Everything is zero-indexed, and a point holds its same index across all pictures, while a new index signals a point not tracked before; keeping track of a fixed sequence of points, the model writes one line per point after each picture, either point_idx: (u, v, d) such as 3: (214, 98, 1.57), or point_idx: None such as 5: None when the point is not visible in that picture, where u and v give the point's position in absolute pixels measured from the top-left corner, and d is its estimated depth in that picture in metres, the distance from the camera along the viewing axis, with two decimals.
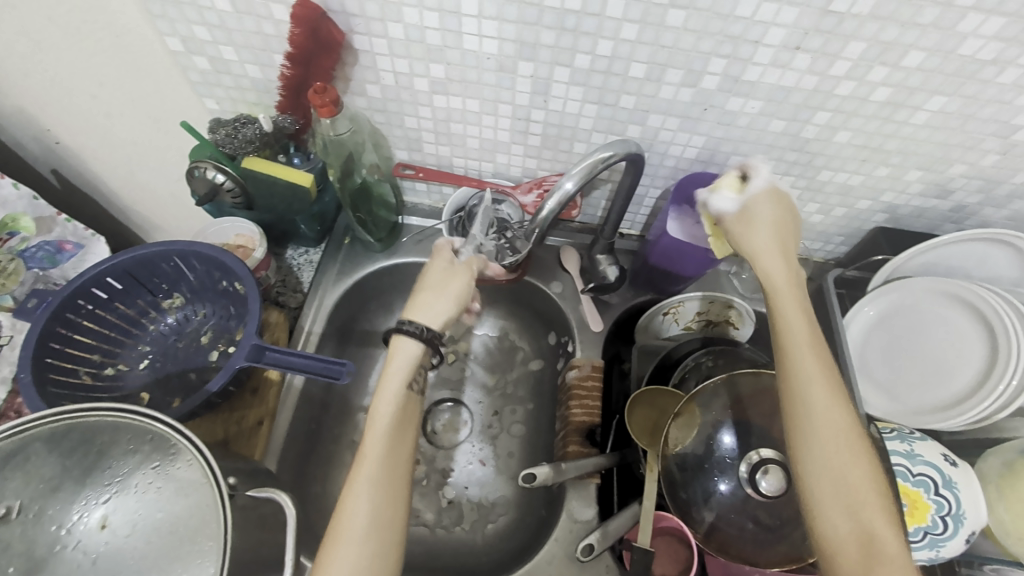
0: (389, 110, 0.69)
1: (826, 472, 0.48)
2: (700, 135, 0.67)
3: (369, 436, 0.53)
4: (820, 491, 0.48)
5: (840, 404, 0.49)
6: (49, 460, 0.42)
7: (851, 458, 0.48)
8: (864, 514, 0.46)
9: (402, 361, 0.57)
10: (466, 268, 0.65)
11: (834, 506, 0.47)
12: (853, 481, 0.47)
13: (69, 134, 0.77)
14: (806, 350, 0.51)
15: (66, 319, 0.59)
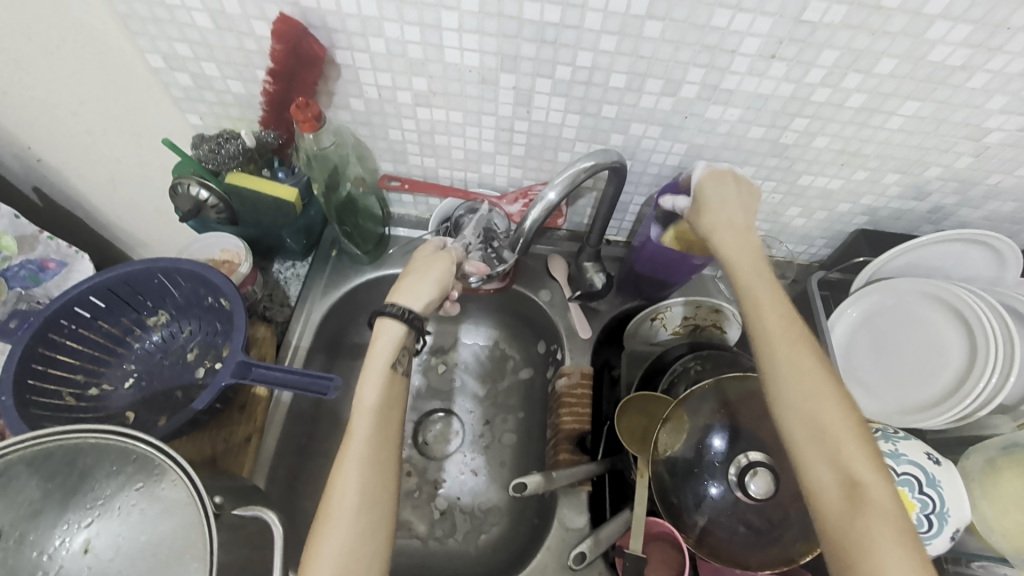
0: (374, 122, 0.69)
1: (804, 424, 0.48)
2: (681, 143, 0.68)
3: (356, 416, 0.52)
4: (802, 444, 0.48)
5: (807, 357, 0.50)
6: (29, 484, 0.41)
7: (828, 406, 0.48)
8: (847, 461, 0.46)
9: (387, 345, 0.57)
10: (446, 254, 0.65)
11: (817, 458, 0.47)
12: (832, 430, 0.47)
13: (50, 152, 0.77)
14: (768, 310, 0.52)
15: (47, 339, 0.58)
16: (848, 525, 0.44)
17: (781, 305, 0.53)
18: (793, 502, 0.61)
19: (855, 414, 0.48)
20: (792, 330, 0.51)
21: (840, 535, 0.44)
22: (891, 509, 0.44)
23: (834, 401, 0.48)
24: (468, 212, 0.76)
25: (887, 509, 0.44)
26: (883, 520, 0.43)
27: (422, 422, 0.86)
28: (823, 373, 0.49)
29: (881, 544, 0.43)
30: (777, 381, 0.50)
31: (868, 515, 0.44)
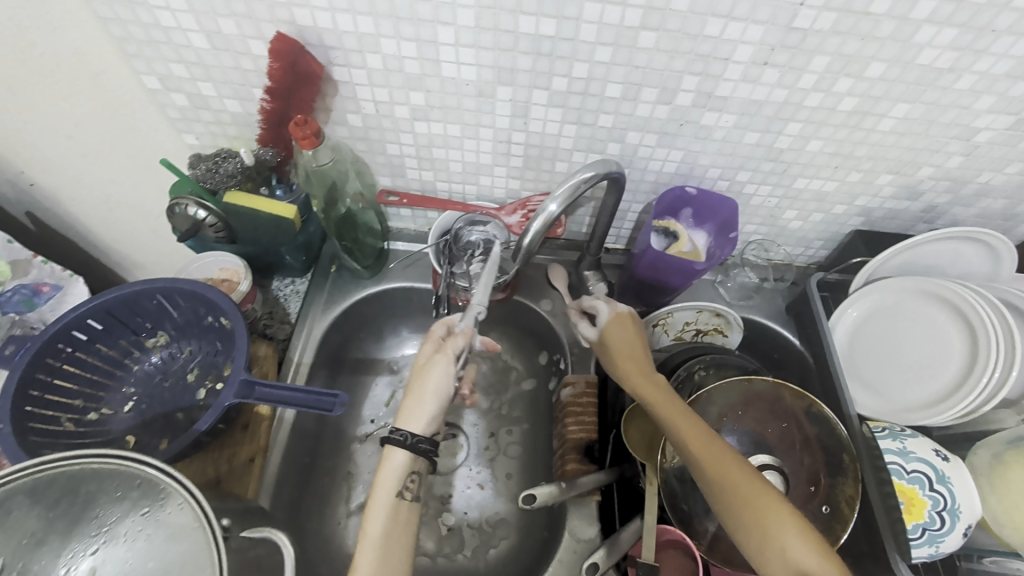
0: (371, 138, 0.69)
1: (738, 520, 0.52)
2: (678, 150, 0.69)
3: (360, 553, 0.51)
4: (744, 538, 0.51)
5: (719, 448, 0.55)
6: (30, 515, 0.40)
7: (751, 497, 0.52)
8: (787, 548, 0.49)
9: (391, 479, 0.55)
10: (442, 353, 0.60)
11: (760, 551, 0.50)
12: (764, 518, 0.51)
13: (44, 177, 0.76)
14: (674, 417, 0.58)
15: (46, 364, 0.57)
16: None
17: (682, 407, 0.59)
18: (804, 506, 0.63)
19: (777, 495, 0.52)
20: (698, 428, 0.56)
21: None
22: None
23: (754, 488, 0.52)
24: (467, 224, 0.75)
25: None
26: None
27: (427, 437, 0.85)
28: (737, 464, 0.54)
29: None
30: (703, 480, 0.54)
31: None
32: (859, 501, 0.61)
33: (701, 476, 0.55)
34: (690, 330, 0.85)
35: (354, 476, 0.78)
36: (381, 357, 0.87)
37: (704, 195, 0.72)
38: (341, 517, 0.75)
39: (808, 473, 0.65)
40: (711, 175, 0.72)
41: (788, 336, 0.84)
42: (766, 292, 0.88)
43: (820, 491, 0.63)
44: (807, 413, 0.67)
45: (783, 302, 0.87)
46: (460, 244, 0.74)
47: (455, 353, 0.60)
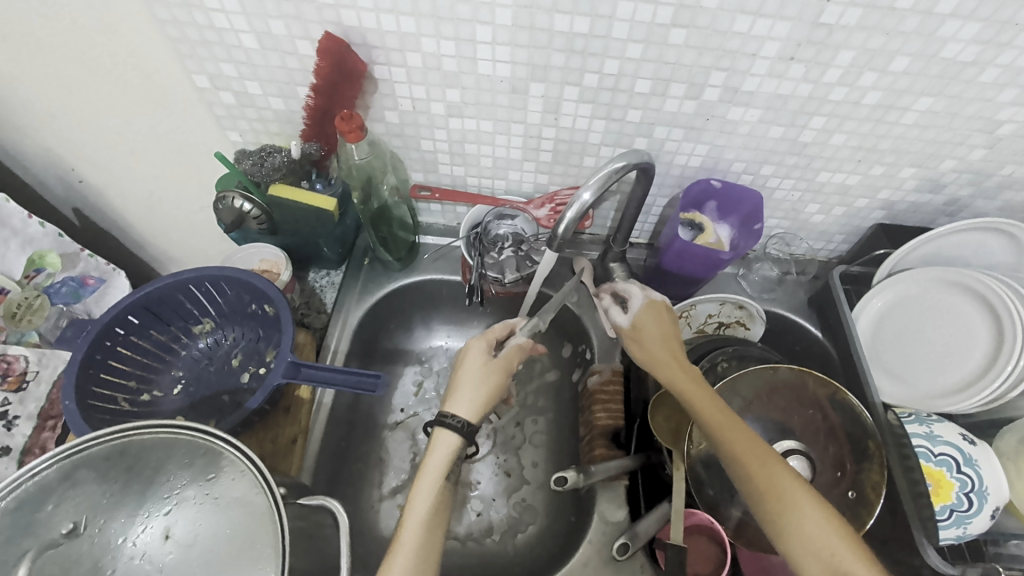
0: (406, 134, 0.72)
1: (791, 536, 0.52)
2: (703, 144, 0.70)
3: (406, 528, 0.52)
4: (799, 554, 0.52)
5: (776, 468, 0.54)
6: (109, 477, 0.43)
7: (807, 516, 0.52)
8: (841, 565, 0.50)
9: (440, 458, 0.57)
10: (499, 362, 0.64)
11: (811, 566, 0.51)
12: (820, 537, 0.51)
13: (92, 173, 0.80)
14: (729, 432, 0.56)
15: (104, 346, 0.60)
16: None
17: (738, 423, 0.57)
18: (830, 491, 0.64)
19: (830, 514, 0.52)
20: (756, 446, 0.55)
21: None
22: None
23: (810, 507, 0.52)
24: (496, 218, 0.79)
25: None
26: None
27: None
28: (794, 484, 0.53)
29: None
30: (757, 497, 0.54)
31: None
32: (886, 487, 0.61)
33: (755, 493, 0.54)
34: (712, 322, 0.86)
35: (385, 462, 0.80)
36: (410, 348, 0.90)
37: (729, 188, 0.74)
38: (374, 501, 0.77)
39: (834, 460, 0.65)
40: (735, 169, 0.74)
41: (810, 328, 0.86)
42: (788, 284, 0.89)
43: (846, 478, 0.63)
44: (830, 401, 0.67)
45: (804, 295, 0.89)
46: (489, 237, 0.78)
47: (512, 366, 0.65)
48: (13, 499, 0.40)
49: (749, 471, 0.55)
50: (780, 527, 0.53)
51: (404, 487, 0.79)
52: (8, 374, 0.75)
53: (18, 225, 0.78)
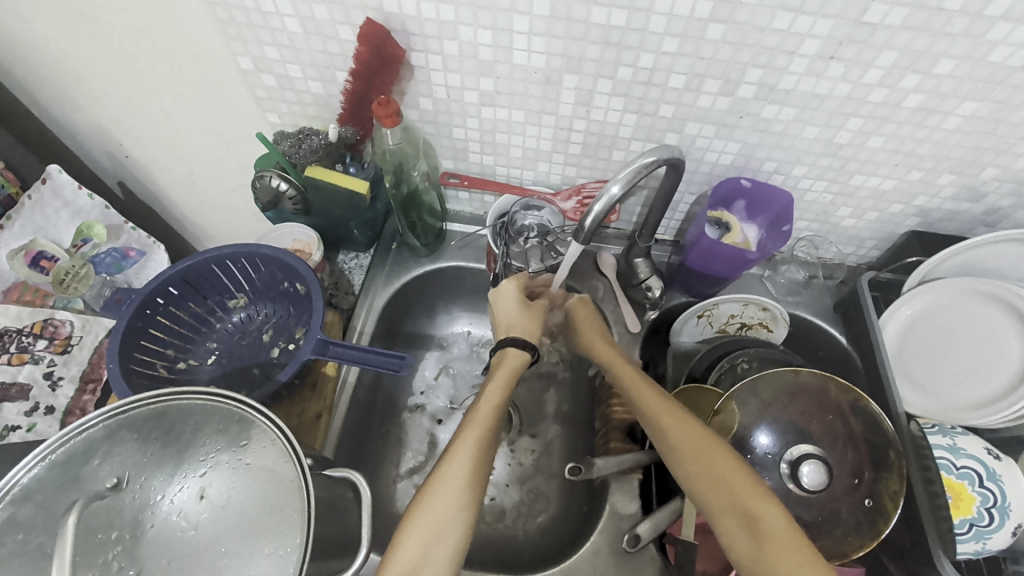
0: (439, 121, 0.73)
1: (704, 483, 0.57)
2: (735, 142, 0.70)
3: (467, 430, 0.57)
4: (709, 500, 0.57)
5: (687, 425, 0.60)
6: (149, 438, 0.44)
7: (715, 465, 0.57)
8: (748, 506, 0.55)
9: (510, 364, 0.65)
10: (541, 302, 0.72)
11: (720, 511, 0.56)
12: (727, 483, 0.56)
13: (138, 150, 0.83)
14: (648, 399, 0.63)
15: (145, 314, 0.63)
16: (760, 558, 0.53)
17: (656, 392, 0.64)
18: (846, 498, 0.62)
19: (737, 461, 0.57)
20: (671, 408, 0.61)
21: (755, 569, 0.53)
22: (786, 532, 0.53)
23: (717, 455, 0.57)
24: (523, 209, 0.78)
25: (782, 533, 0.53)
26: (781, 546, 0.53)
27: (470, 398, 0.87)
28: (702, 437, 0.59)
29: (788, 567, 0.52)
30: (671, 453, 0.60)
31: (769, 544, 0.53)
32: (904, 497, 0.61)
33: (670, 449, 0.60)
34: (734, 323, 0.86)
35: (404, 442, 0.82)
36: (432, 334, 0.91)
37: (759, 188, 0.74)
38: (391, 480, 0.80)
39: (852, 467, 0.64)
40: (766, 169, 0.73)
41: (835, 333, 0.84)
42: (815, 288, 0.88)
43: (864, 485, 0.63)
44: (852, 408, 0.66)
45: (831, 300, 0.87)
46: (515, 227, 0.77)
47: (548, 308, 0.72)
48: (61, 452, 0.42)
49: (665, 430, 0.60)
50: (693, 478, 0.58)
51: (421, 468, 0.81)
52: (55, 337, 0.80)
53: (69, 196, 0.82)
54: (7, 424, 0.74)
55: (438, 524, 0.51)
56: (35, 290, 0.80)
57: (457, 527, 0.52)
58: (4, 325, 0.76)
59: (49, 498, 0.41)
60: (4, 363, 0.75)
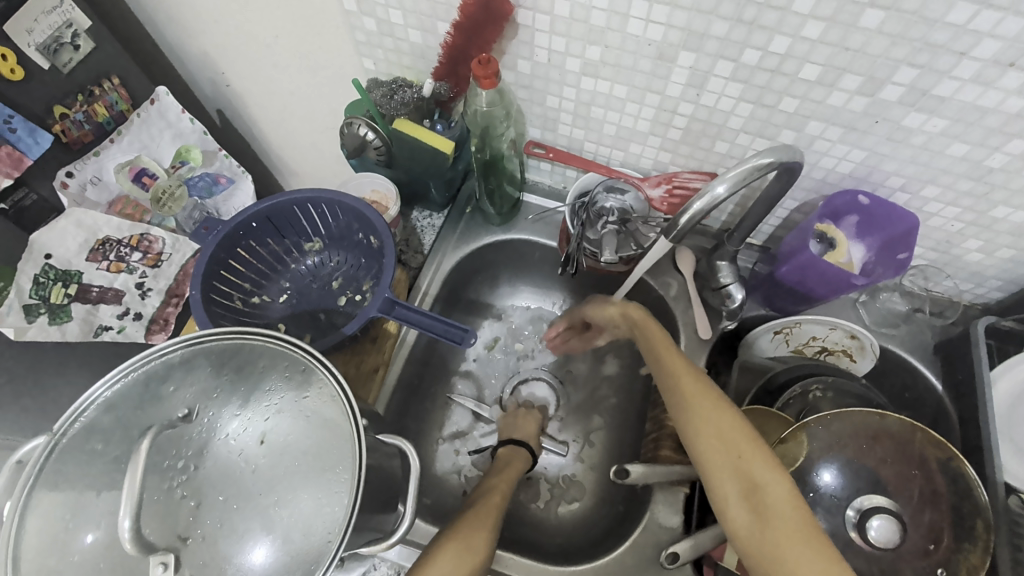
0: (535, 86, 0.69)
1: (710, 451, 0.56)
2: (861, 149, 0.61)
3: (479, 537, 0.57)
4: (711, 463, 0.56)
5: (704, 388, 0.61)
6: (220, 375, 0.46)
7: (724, 428, 0.56)
8: (751, 472, 0.53)
9: (516, 469, 0.72)
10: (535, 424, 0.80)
11: (719, 476, 0.55)
12: (733, 448, 0.55)
13: (238, 81, 0.85)
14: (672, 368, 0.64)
15: (228, 247, 0.65)
16: (757, 530, 0.52)
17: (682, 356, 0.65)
18: (914, 560, 0.57)
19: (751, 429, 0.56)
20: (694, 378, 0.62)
21: (751, 545, 0.52)
22: (788, 505, 0.51)
23: (727, 419, 0.57)
24: (606, 190, 0.74)
25: (783, 506, 0.51)
26: (782, 524, 0.50)
27: (520, 374, 0.87)
28: (714, 400, 0.59)
29: (784, 544, 0.50)
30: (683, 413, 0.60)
31: (767, 514, 0.51)
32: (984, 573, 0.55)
33: (683, 409, 0.61)
34: (815, 346, 0.78)
35: (451, 406, 0.83)
36: (492, 302, 0.90)
37: (880, 206, 0.65)
38: (434, 440, 0.81)
39: (928, 529, 0.58)
40: (890, 184, 0.64)
41: (930, 377, 0.75)
42: (916, 323, 0.78)
43: (940, 552, 0.57)
44: (942, 465, 0.60)
45: (932, 339, 0.77)
46: (595, 208, 0.73)
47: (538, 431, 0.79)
48: (143, 371, 0.45)
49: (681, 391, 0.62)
50: (698, 439, 0.58)
51: (463, 434, 0.82)
52: (148, 252, 0.84)
53: (173, 118, 0.85)
54: (102, 324, 0.80)
55: None
56: (135, 205, 0.84)
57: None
58: (108, 235, 0.81)
59: (128, 414, 0.44)
60: (103, 269, 0.80)
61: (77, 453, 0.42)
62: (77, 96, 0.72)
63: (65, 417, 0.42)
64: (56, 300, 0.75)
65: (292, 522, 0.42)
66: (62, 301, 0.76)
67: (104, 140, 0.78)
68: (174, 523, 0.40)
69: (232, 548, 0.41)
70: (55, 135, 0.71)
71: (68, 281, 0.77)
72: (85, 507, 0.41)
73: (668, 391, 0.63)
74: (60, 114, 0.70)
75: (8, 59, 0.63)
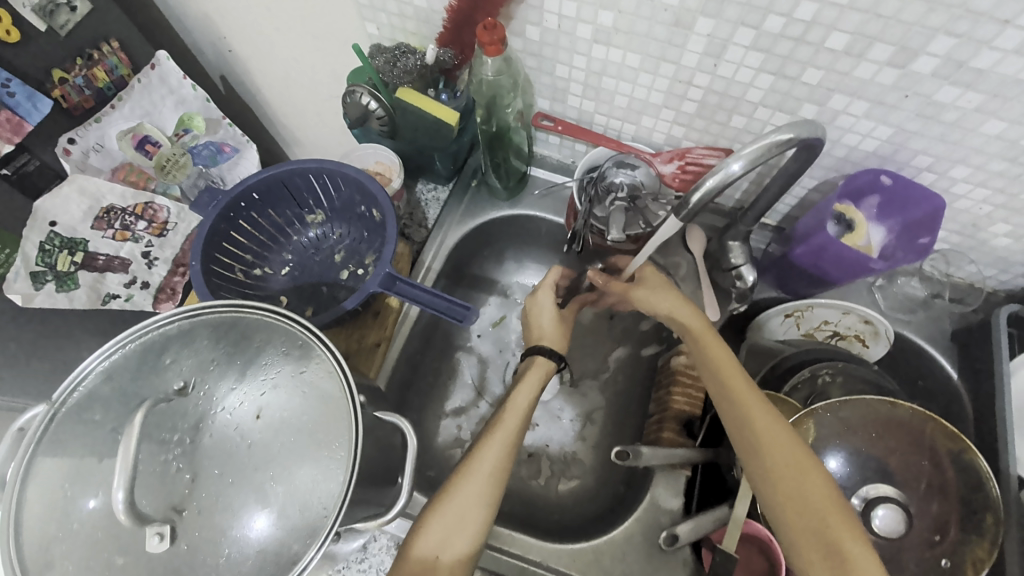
0: (544, 55, 0.66)
1: (790, 507, 0.51)
2: (888, 125, 0.58)
3: (464, 480, 0.54)
4: (792, 526, 0.51)
5: (785, 438, 0.53)
6: (215, 348, 0.46)
7: (805, 484, 0.51)
8: (837, 539, 0.49)
9: (536, 375, 0.64)
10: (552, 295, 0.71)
11: (807, 547, 0.50)
12: (822, 516, 0.50)
13: (241, 45, 0.83)
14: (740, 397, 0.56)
15: (229, 218, 0.65)
16: None
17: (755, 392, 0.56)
18: (918, 550, 0.56)
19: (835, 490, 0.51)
20: (768, 413, 0.54)
21: None
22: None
23: (807, 471, 0.52)
24: (615, 165, 0.70)
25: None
26: None
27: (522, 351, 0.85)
28: (794, 446, 0.52)
29: None
30: (761, 466, 0.53)
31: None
32: (990, 566, 0.54)
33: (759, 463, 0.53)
34: (826, 330, 0.76)
35: (454, 381, 0.83)
36: (497, 279, 0.89)
37: (904, 186, 0.62)
38: (437, 415, 0.81)
39: (935, 521, 0.57)
40: (917, 164, 0.61)
41: (946, 365, 0.73)
42: (934, 309, 0.75)
43: (945, 543, 0.56)
44: (953, 457, 0.58)
45: (950, 326, 0.74)
46: (603, 184, 0.70)
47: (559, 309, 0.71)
48: (139, 343, 0.45)
49: (759, 440, 0.53)
50: (781, 501, 0.52)
51: (466, 410, 0.82)
52: (153, 221, 0.84)
53: (175, 84, 0.84)
54: (110, 292, 0.80)
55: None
56: (140, 172, 0.84)
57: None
58: (112, 203, 0.80)
59: (124, 384, 0.44)
60: (109, 237, 0.80)
61: (74, 422, 0.42)
62: (75, 60, 0.70)
63: (63, 387, 0.42)
64: (62, 268, 0.75)
65: (289, 497, 0.42)
66: (68, 269, 0.76)
67: (105, 106, 0.77)
68: (171, 496, 0.41)
69: (229, 522, 0.41)
70: (55, 101, 0.70)
71: (74, 249, 0.77)
72: (83, 477, 0.41)
73: (740, 436, 0.55)
74: (59, 78, 0.69)
75: (3, 20, 0.62)
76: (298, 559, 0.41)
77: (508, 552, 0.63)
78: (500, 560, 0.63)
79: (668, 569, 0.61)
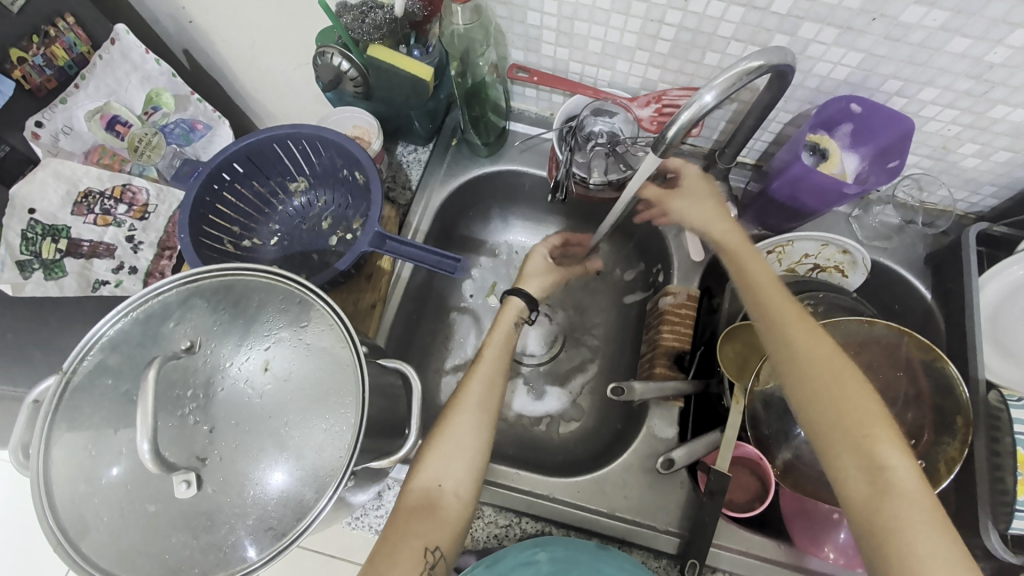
0: (513, 2, 0.65)
1: (824, 413, 0.49)
2: (857, 51, 0.59)
3: (458, 413, 0.57)
4: (824, 432, 0.49)
5: (825, 351, 0.52)
6: (214, 311, 0.47)
7: (844, 391, 0.49)
8: (872, 447, 0.47)
9: (511, 313, 0.67)
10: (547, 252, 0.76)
11: (842, 454, 0.48)
12: (859, 423, 0.48)
13: (201, 16, 0.79)
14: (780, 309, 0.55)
15: (212, 190, 0.65)
16: (871, 506, 0.45)
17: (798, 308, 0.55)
18: None
19: (875, 402, 0.49)
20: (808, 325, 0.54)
21: (864, 523, 0.45)
22: (918, 491, 0.45)
23: (847, 380, 0.50)
24: (593, 113, 0.72)
25: (915, 490, 0.44)
26: (911, 505, 0.44)
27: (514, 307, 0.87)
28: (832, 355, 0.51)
29: (910, 526, 0.43)
30: (795, 373, 0.52)
31: (895, 501, 0.44)
32: (961, 464, 0.57)
33: (797, 371, 0.52)
34: (806, 264, 0.78)
35: (451, 339, 0.85)
36: (485, 237, 0.90)
37: (879, 110, 0.63)
38: (437, 373, 0.83)
39: (909, 427, 0.61)
40: (887, 89, 0.62)
41: (919, 287, 0.76)
42: (908, 235, 0.78)
43: (919, 447, 0.60)
44: (925, 367, 0.61)
45: (924, 250, 0.77)
46: (582, 133, 0.72)
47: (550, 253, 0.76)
48: (142, 311, 0.46)
49: (797, 349, 0.52)
50: (814, 407, 0.50)
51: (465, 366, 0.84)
52: (133, 204, 0.85)
53: (137, 59, 0.81)
54: (99, 279, 0.82)
55: (432, 513, 0.52)
56: (112, 154, 0.83)
57: (450, 513, 0.52)
58: (89, 186, 0.80)
59: (132, 350, 0.45)
60: (90, 223, 0.81)
61: (88, 389, 0.44)
62: (31, 38, 0.68)
63: (72, 355, 0.44)
64: (47, 255, 0.77)
65: (303, 443, 0.44)
66: (53, 256, 0.77)
67: (69, 86, 0.76)
68: (192, 446, 0.42)
69: (249, 468, 0.43)
70: (16, 81, 0.69)
71: (57, 236, 0.78)
72: (104, 439, 0.43)
73: (778, 345, 0.54)
74: (18, 58, 0.68)
75: None
76: (313, 504, 0.43)
77: (515, 488, 0.66)
78: (509, 496, 0.66)
79: (668, 493, 0.65)
